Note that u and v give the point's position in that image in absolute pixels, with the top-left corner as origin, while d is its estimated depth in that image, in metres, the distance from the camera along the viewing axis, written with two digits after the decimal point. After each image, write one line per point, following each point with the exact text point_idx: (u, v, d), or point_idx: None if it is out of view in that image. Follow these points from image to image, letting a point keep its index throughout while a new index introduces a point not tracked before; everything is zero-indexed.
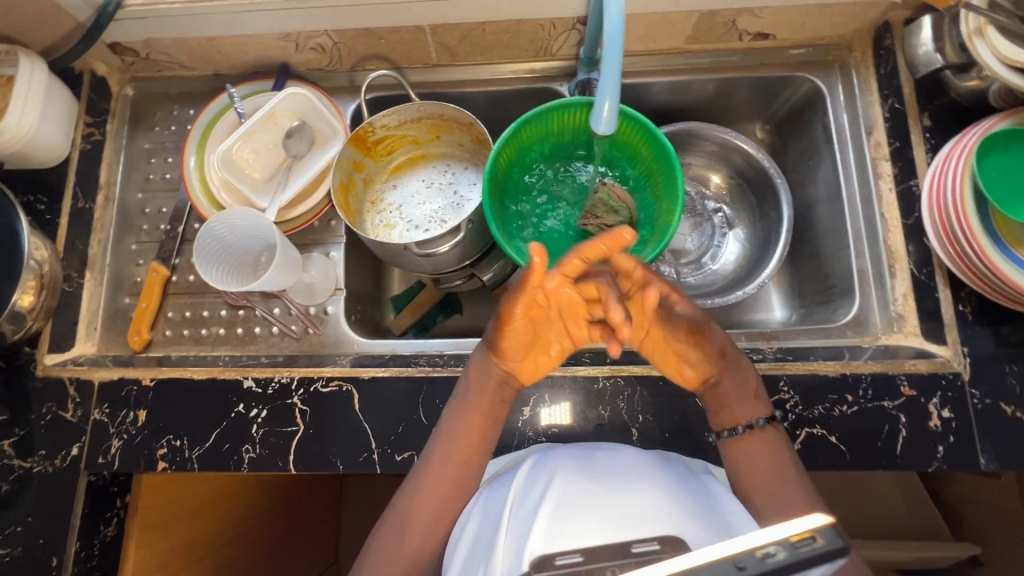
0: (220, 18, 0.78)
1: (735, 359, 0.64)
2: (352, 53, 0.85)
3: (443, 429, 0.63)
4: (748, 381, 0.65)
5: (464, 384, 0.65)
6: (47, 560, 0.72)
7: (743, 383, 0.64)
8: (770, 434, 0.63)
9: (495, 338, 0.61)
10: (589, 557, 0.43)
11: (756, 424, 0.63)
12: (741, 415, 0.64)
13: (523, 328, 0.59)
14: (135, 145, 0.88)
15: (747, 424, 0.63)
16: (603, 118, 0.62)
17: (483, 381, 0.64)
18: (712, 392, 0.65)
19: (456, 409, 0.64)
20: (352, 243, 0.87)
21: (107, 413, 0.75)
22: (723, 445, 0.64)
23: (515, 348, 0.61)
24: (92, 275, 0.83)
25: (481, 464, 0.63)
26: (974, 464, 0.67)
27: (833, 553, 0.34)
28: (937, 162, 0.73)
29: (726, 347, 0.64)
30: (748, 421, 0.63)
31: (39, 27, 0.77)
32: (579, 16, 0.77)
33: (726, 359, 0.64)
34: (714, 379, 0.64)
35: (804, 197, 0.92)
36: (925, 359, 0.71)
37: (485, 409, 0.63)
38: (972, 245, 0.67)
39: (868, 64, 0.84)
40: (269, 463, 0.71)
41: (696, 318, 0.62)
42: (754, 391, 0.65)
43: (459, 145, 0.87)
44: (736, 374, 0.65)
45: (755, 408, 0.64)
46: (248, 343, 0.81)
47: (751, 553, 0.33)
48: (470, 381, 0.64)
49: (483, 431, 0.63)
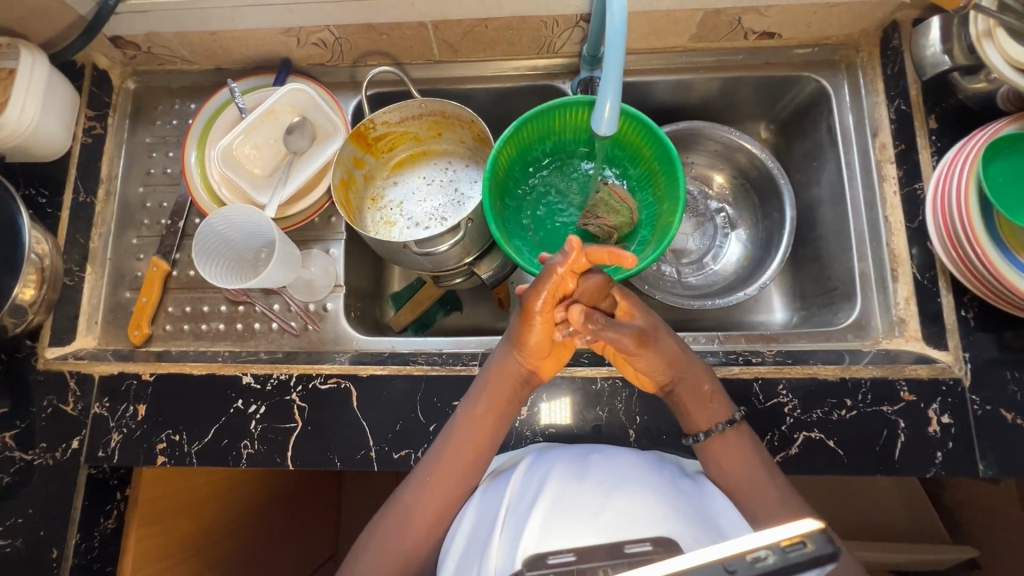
0: (221, 12, 0.77)
1: (690, 371, 0.65)
2: (354, 48, 0.84)
3: (453, 424, 0.63)
4: (703, 385, 0.65)
5: (483, 377, 0.65)
6: (48, 551, 0.72)
7: (697, 388, 0.64)
8: (731, 436, 0.62)
9: (521, 332, 0.62)
10: (582, 557, 0.42)
11: (715, 428, 0.63)
12: (701, 421, 0.64)
13: (545, 319, 0.60)
14: (137, 139, 0.89)
15: (708, 430, 0.63)
16: (604, 118, 0.61)
17: (505, 378, 0.64)
18: (671, 398, 0.66)
19: (471, 403, 0.64)
20: (352, 240, 0.86)
21: (107, 406, 0.75)
22: (699, 450, 0.64)
23: (544, 344, 0.62)
24: (93, 270, 0.84)
25: (489, 461, 0.63)
26: (971, 470, 0.67)
27: (824, 558, 0.34)
28: (942, 166, 0.73)
29: (674, 356, 0.64)
30: (708, 427, 0.63)
31: (38, 20, 0.76)
32: (582, 13, 0.76)
33: (676, 366, 0.64)
34: (668, 388, 0.66)
35: (808, 198, 0.91)
36: (925, 364, 0.70)
37: (499, 410, 0.64)
38: (976, 250, 0.66)
39: (874, 64, 0.82)
40: (267, 458, 0.72)
41: (653, 319, 0.64)
42: (711, 396, 0.65)
43: (460, 142, 0.87)
44: (690, 383, 0.65)
45: (715, 412, 0.64)
46: (248, 339, 0.81)
47: (742, 557, 0.33)
48: (493, 377, 0.64)
49: (493, 425, 0.63)
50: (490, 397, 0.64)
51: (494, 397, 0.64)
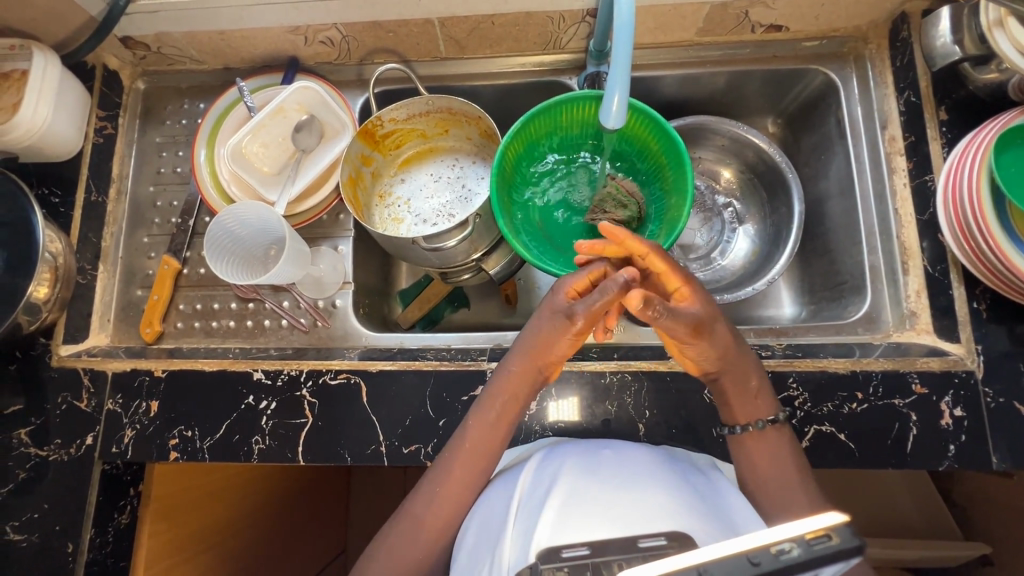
0: (229, 12, 0.78)
1: (736, 360, 0.64)
2: (361, 47, 0.85)
3: (464, 426, 0.63)
4: (750, 381, 0.64)
5: (496, 379, 0.65)
6: (64, 545, 0.73)
7: (744, 386, 0.64)
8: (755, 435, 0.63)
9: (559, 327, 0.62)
10: (596, 551, 0.42)
11: (753, 424, 0.64)
12: (740, 415, 0.64)
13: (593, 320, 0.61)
14: (147, 138, 0.90)
15: (746, 425, 0.64)
16: (612, 112, 0.62)
17: (518, 376, 0.63)
18: (714, 386, 0.66)
19: (482, 409, 0.63)
20: (360, 237, 0.87)
21: (120, 403, 0.76)
22: (733, 442, 0.65)
23: (572, 345, 0.63)
24: (105, 268, 0.85)
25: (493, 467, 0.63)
26: (984, 463, 0.66)
27: (851, 552, 0.33)
28: (952, 156, 0.72)
29: (726, 348, 0.63)
30: (747, 421, 0.64)
31: (50, 21, 0.77)
32: (589, 8, 0.76)
33: (728, 358, 0.64)
34: (713, 375, 0.65)
35: (816, 191, 0.91)
36: (937, 357, 0.69)
37: (508, 419, 0.63)
38: (987, 240, 0.65)
39: (883, 56, 0.82)
40: (278, 454, 0.72)
41: (710, 307, 0.63)
42: (759, 391, 0.65)
43: (467, 139, 0.87)
44: (737, 373, 0.64)
45: (756, 409, 0.64)
46: (258, 336, 0.82)
47: (765, 550, 0.33)
48: (507, 383, 0.63)
49: (507, 428, 0.63)
50: (500, 407, 0.63)
51: (506, 408, 0.63)
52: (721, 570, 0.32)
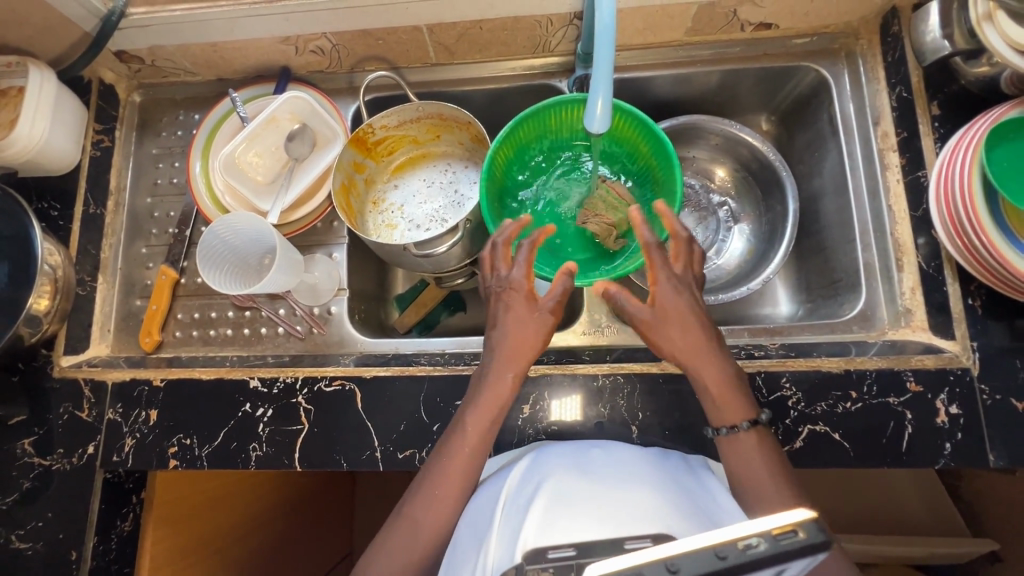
0: (219, 24, 0.79)
1: (707, 366, 0.62)
2: (351, 55, 0.85)
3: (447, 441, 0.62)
4: (715, 390, 0.61)
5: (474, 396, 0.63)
6: (67, 553, 0.75)
7: (706, 391, 0.62)
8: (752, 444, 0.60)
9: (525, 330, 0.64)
10: (582, 551, 0.42)
11: (721, 430, 0.61)
12: (717, 419, 0.61)
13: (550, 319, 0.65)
14: (143, 150, 0.91)
15: (723, 428, 0.61)
16: (598, 116, 0.62)
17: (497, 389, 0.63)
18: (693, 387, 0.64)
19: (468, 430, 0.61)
20: (354, 244, 0.88)
21: (120, 412, 0.77)
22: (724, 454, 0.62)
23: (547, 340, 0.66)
24: (104, 279, 0.86)
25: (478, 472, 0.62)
26: (982, 460, 0.66)
27: (815, 547, 0.33)
28: (945, 152, 0.71)
29: (691, 351, 0.62)
30: (722, 426, 0.61)
31: (45, 36, 0.79)
32: (576, 11, 0.76)
33: (696, 359, 0.62)
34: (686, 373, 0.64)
35: (811, 189, 0.90)
36: (932, 354, 0.69)
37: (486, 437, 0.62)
38: (980, 236, 0.65)
39: (875, 52, 0.82)
40: (275, 460, 0.73)
41: (677, 314, 0.63)
42: (724, 398, 0.61)
43: (459, 144, 0.88)
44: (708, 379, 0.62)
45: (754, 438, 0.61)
46: (255, 344, 0.83)
47: (732, 544, 0.33)
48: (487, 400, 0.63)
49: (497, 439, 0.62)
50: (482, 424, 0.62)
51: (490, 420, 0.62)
52: (690, 563, 0.32)
